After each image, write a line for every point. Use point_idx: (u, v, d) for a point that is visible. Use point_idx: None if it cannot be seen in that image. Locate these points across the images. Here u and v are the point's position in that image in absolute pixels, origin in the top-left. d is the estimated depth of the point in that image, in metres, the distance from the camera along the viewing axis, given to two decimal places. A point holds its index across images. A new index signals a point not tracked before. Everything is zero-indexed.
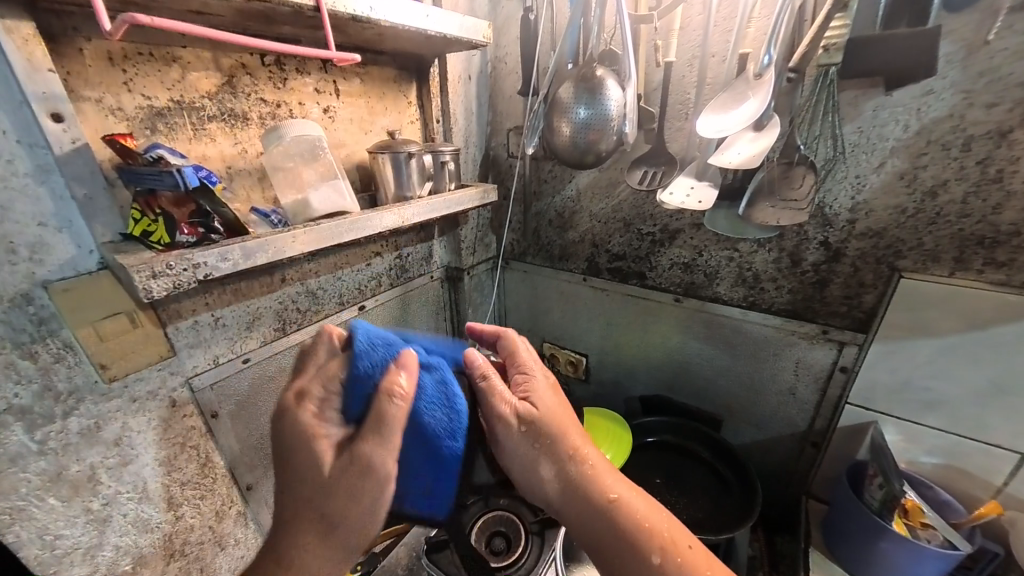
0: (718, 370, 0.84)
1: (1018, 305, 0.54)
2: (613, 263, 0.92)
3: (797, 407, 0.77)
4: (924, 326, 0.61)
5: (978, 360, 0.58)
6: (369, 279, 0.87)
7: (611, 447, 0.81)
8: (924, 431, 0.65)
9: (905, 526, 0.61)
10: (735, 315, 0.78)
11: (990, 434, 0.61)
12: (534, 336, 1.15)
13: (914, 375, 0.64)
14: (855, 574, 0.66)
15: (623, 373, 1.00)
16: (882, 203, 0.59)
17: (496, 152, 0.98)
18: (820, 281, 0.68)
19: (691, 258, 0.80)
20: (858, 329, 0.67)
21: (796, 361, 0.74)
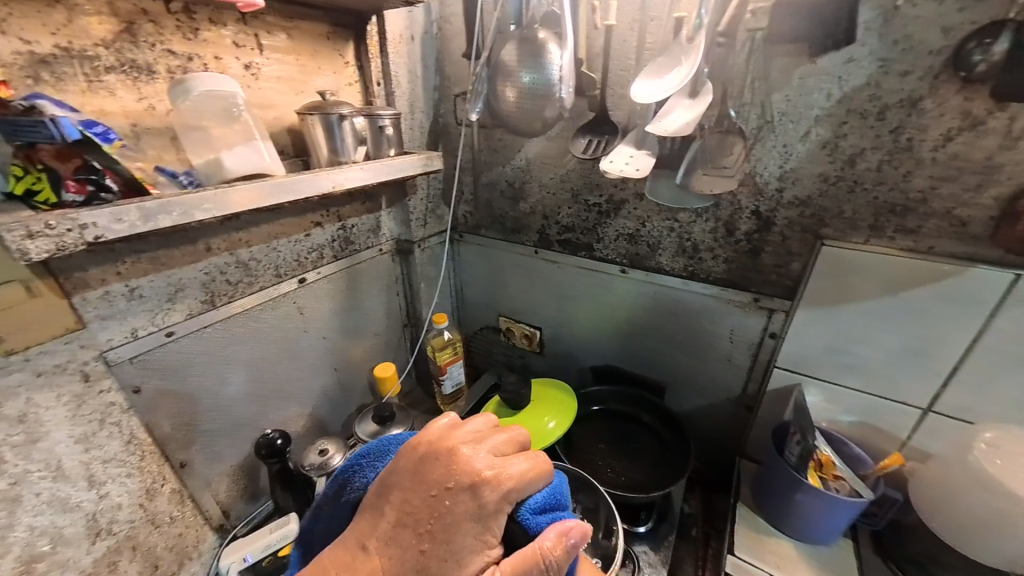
0: (661, 339, 0.87)
1: (924, 270, 0.56)
2: (562, 235, 0.91)
3: (732, 373, 0.80)
4: (844, 292, 0.63)
5: (890, 324, 0.61)
6: (309, 251, 0.84)
7: (557, 413, 0.82)
8: (843, 392, 0.69)
9: (819, 478, 0.65)
10: (676, 285, 0.80)
11: (899, 393, 0.64)
12: (491, 310, 1.15)
13: (833, 340, 0.67)
14: (777, 526, 0.70)
15: (577, 345, 1.02)
16: (807, 171, 0.61)
17: (445, 119, 0.94)
18: (752, 250, 0.69)
19: (635, 229, 0.81)
20: (786, 297, 0.69)
21: (732, 329, 0.77)
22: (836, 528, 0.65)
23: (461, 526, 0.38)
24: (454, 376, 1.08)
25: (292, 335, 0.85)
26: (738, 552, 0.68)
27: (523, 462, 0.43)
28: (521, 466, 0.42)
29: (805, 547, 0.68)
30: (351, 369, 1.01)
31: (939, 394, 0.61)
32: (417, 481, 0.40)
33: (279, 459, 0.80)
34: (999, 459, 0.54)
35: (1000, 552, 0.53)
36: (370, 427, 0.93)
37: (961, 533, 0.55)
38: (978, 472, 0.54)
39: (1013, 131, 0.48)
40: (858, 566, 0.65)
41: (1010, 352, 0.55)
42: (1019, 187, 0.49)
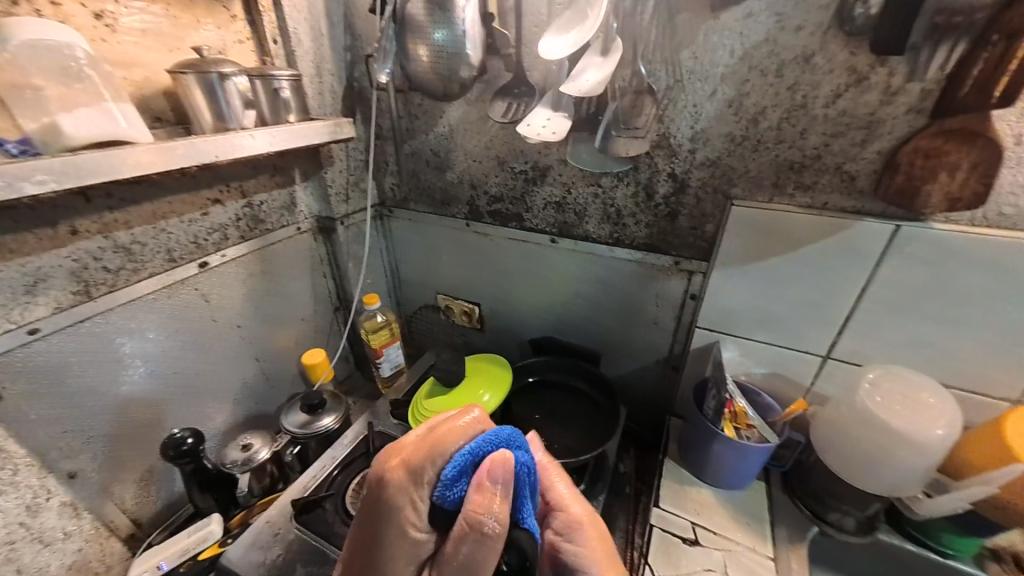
0: (593, 307, 0.87)
1: (820, 226, 0.59)
2: (491, 206, 0.88)
3: (660, 336, 0.82)
4: (752, 250, 0.65)
5: (793, 279, 0.64)
6: (210, 231, 0.76)
7: (493, 388, 0.80)
8: (757, 347, 0.73)
9: (732, 428, 0.68)
10: (603, 252, 0.79)
11: (803, 344, 0.68)
12: (427, 288, 1.11)
13: (746, 298, 0.69)
14: (699, 476, 0.73)
15: (515, 318, 1.01)
16: (715, 131, 0.61)
17: (361, 84, 0.87)
18: (671, 213, 0.70)
19: (561, 196, 0.79)
20: (703, 259, 0.71)
21: (657, 293, 0.78)
22: (749, 472, 0.70)
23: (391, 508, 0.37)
24: (391, 358, 1.03)
25: (198, 325, 0.77)
26: (663, 504, 0.70)
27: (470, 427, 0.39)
28: (468, 421, 0.39)
29: (723, 492, 0.72)
30: (277, 358, 0.95)
31: (837, 342, 0.65)
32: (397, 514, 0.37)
33: (191, 459, 0.74)
34: (880, 397, 0.56)
35: (877, 479, 0.58)
36: (299, 417, 0.87)
37: (847, 466, 0.59)
38: (863, 412, 0.56)
39: (891, 86, 0.49)
40: (768, 507, 0.70)
41: (893, 299, 0.59)
42: (898, 140, 0.51)
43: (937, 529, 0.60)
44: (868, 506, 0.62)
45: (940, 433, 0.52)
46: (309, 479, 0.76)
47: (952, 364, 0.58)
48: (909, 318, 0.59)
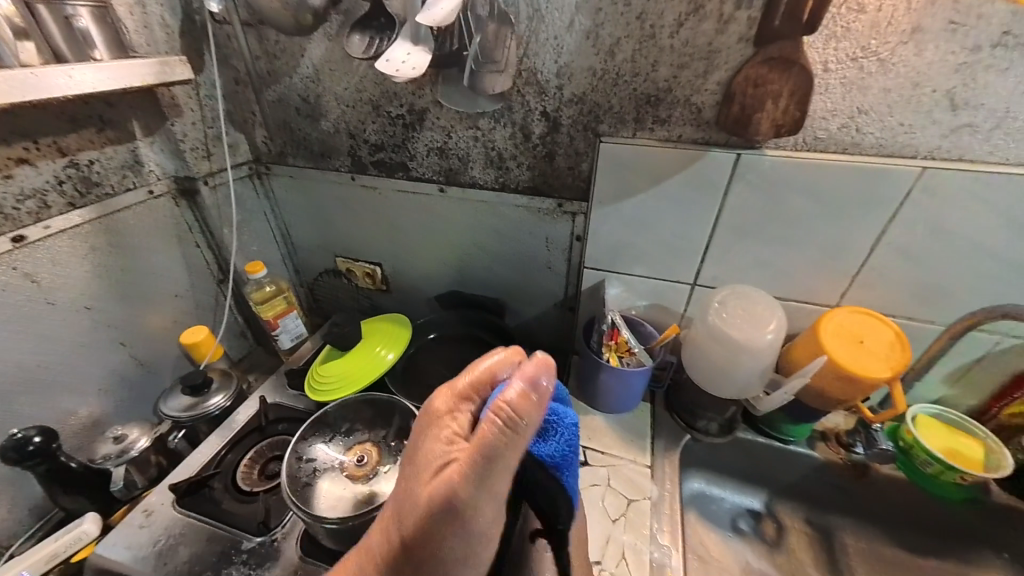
0: (491, 257, 0.87)
1: (676, 158, 0.62)
2: (374, 156, 0.83)
3: (555, 280, 0.84)
4: (623, 188, 0.67)
5: (660, 212, 0.68)
6: (19, 197, 0.64)
7: (389, 342, 0.79)
8: (638, 281, 0.77)
9: (617, 357, 0.73)
10: (491, 199, 0.78)
11: (674, 274, 0.74)
12: (324, 252, 1.04)
13: (623, 235, 0.72)
14: (592, 405, 0.78)
15: (418, 276, 0.98)
16: (578, 65, 0.60)
17: (202, 16, 0.75)
18: (548, 154, 0.70)
19: (443, 142, 0.76)
20: (582, 199, 0.72)
21: (547, 237, 0.79)
22: (633, 395, 0.76)
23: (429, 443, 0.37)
24: (289, 328, 0.98)
25: (27, 308, 0.67)
26: None
27: (496, 362, 0.39)
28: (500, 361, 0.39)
29: (613, 417, 0.78)
30: (149, 340, 0.85)
31: (700, 269, 0.71)
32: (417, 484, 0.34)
33: (45, 460, 0.65)
34: (726, 313, 0.62)
35: (729, 385, 0.65)
36: (183, 402, 0.79)
37: (706, 377, 0.66)
38: (713, 329, 0.62)
39: (724, 15, 0.51)
40: (650, 423, 0.77)
41: (741, 225, 0.64)
42: (733, 70, 0.54)
43: (778, 421, 0.70)
44: (726, 410, 0.71)
45: (768, 337, 0.59)
46: (193, 460, 0.72)
47: (788, 279, 0.66)
48: (754, 241, 0.65)
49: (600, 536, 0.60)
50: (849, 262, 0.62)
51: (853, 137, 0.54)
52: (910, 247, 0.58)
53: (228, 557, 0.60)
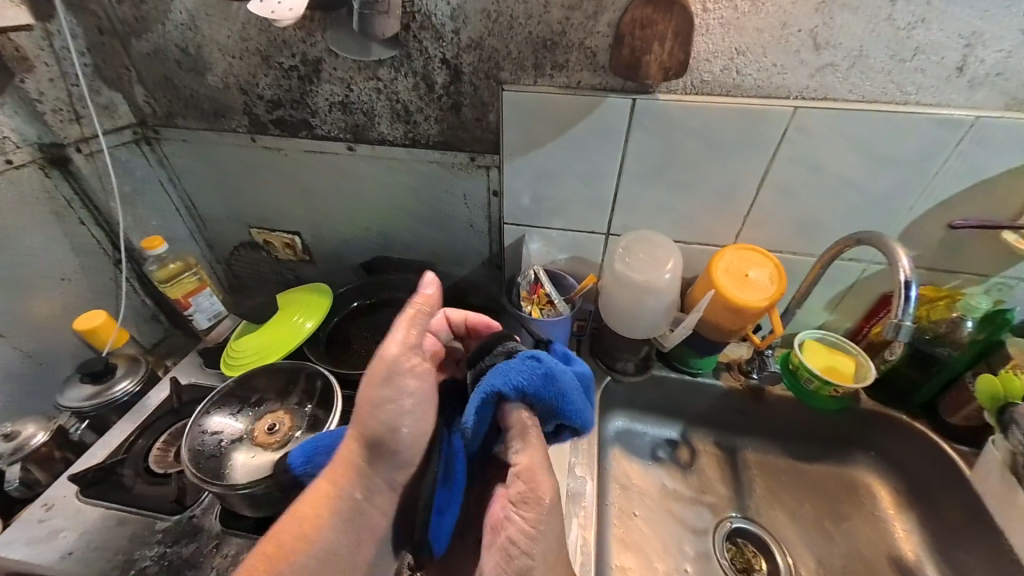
0: (412, 219, 0.84)
1: (578, 105, 0.62)
2: (273, 114, 0.77)
3: (478, 238, 0.84)
4: (531, 138, 0.67)
5: (569, 162, 0.68)
6: None
7: (306, 310, 0.77)
8: (557, 234, 0.78)
9: (537, 310, 0.75)
10: (402, 156, 0.75)
11: (589, 225, 0.75)
12: (236, 224, 0.97)
13: (538, 187, 0.72)
14: None
15: (340, 243, 0.94)
16: (471, 7, 0.58)
17: None
18: (454, 105, 0.68)
19: (344, 95, 0.71)
20: (494, 152, 0.71)
21: (464, 194, 0.78)
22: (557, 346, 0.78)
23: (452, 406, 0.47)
24: (204, 306, 0.91)
25: None
26: None
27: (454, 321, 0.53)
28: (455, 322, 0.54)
29: None
30: (32, 329, 0.77)
31: (613, 218, 0.73)
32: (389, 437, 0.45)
33: None
34: (629, 258, 0.65)
35: (640, 327, 0.69)
36: (84, 391, 0.73)
37: (619, 322, 0.70)
38: (619, 274, 0.65)
39: None
40: None
41: (643, 171, 0.66)
42: (620, 11, 0.54)
43: (686, 355, 0.75)
44: (640, 350, 0.75)
45: (667, 276, 0.63)
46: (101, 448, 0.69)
47: (689, 223, 0.70)
48: (657, 187, 0.67)
49: None
50: (741, 202, 0.66)
51: (734, 79, 0.56)
52: (788, 185, 0.63)
53: (141, 540, 0.58)
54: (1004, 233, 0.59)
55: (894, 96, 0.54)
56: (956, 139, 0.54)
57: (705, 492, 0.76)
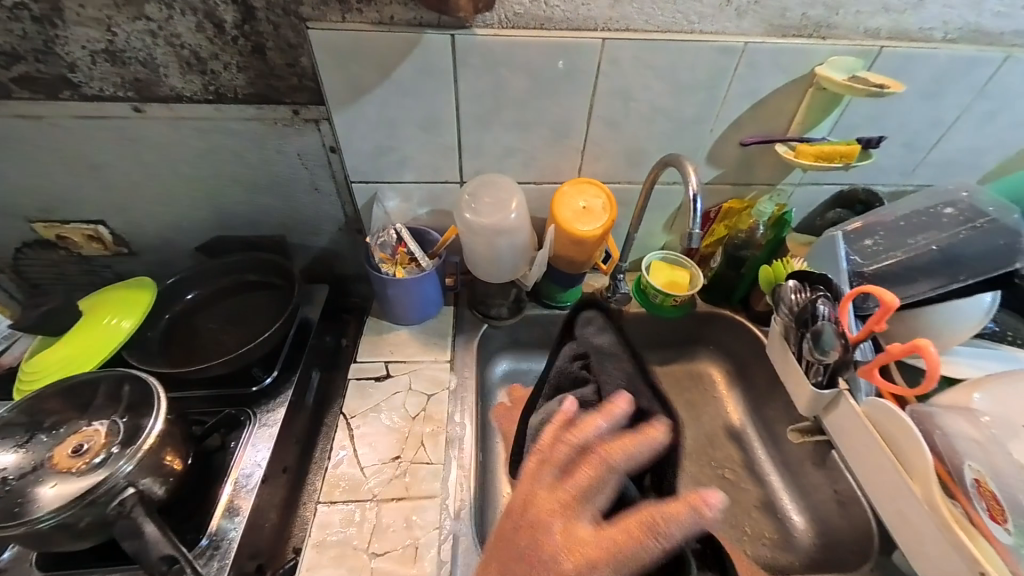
0: (245, 188, 0.74)
1: (396, 42, 0.57)
2: (11, 68, 0.60)
3: (328, 203, 0.77)
4: (356, 83, 0.61)
5: (404, 108, 0.64)
6: None
7: (122, 309, 0.64)
8: (411, 188, 0.74)
9: (402, 270, 0.73)
10: (208, 114, 0.65)
11: (440, 174, 0.73)
12: (4, 220, 0.76)
13: (378, 137, 0.67)
14: (396, 321, 0.76)
15: (161, 227, 0.79)
16: None
17: None
18: (256, 49, 0.59)
19: (107, 41, 0.58)
20: (319, 103, 0.64)
21: (298, 154, 0.70)
22: (430, 301, 0.76)
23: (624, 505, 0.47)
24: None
25: None
26: (361, 357, 0.72)
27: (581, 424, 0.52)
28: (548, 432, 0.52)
29: (419, 329, 0.77)
30: None
31: (463, 166, 0.72)
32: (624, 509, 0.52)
33: None
34: (476, 202, 0.65)
35: (504, 271, 0.71)
36: None
37: (483, 269, 0.71)
38: (470, 225, 0.65)
39: None
40: (452, 323, 0.79)
41: (480, 113, 0.65)
42: None
43: (553, 292, 0.80)
44: (509, 293, 0.78)
45: (513, 216, 0.65)
46: None
47: (535, 162, 0.72)
48: (498, 127, 0.67)
49: (401, 434, 0.62)
50: (576, 137, 0.69)
51: (545, 11, 0.57)
52: (613, 117, 0.67)
53: None
54: (777, 145, 0.69)
55: (684, 25, 0.59)
56: (735, 64, 0.62)
57: None
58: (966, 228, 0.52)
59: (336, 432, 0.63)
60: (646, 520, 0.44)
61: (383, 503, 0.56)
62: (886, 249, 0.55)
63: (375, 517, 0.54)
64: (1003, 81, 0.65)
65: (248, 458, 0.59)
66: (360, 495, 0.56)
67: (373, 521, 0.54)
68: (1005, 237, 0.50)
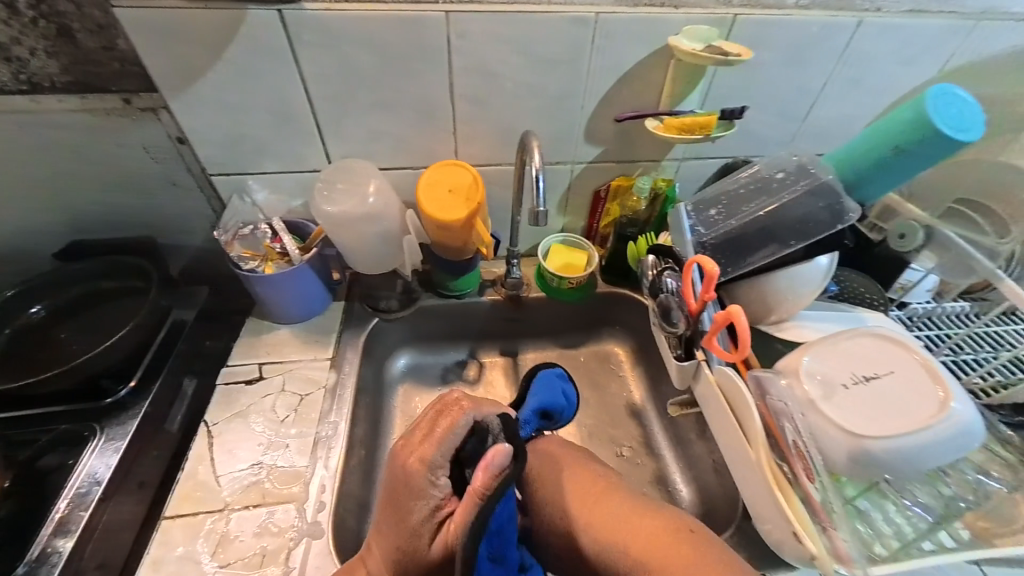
0: (94, 187, 0.69)
1: (219, 19, 0.53)
2: None
3: (192, 198, 0.72)
4: (186, 66, 0.57)
5: (248, 92, 0.60)
6: None
7: None
8: (278, 179, 0.70)
9: (272, 264, 0.69)
10: (26, 106, 0.59)
11: (306, 163, 0.68)
12: None
13: (227, 125, 0.63)
14: (278, 321, 0.73)
15: (9, 233, 0.73)
16: None
17: None
18: (62, 31, 0.56)
19: None
20: (151, 89, 0.60)
21: (143, 145, 0.65)
22: (309, 296, 0.72)
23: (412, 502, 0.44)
24: None
25: None
26: (234, 361, 0.68)
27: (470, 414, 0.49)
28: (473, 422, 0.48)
29: (302, 327, 0.74)
30: None
31: (329, 153, 0.68)
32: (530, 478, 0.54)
33: None
34: (329, 189, 0.63)
35: (379, 260, 0.69)
36: None
37: (358, 261, 0.68)
38: (327, 215, 0.62)
39: None
40: (340, 319, 0.75)
41: (334, 95, 0.62)
42: None
43: (444, 280, 0.75)
44: (395, 283, 0.76)
45: (371, 200, 0.63)
46: None
47: (406, 146, 0.69)
48: (357, 110, 0.64)
49: (264, 439, 0.59)
50: (444, 117, 0.66)
51: None
52: (477, 94, 0.64)
53: None
54: (647, 119, 0.67)
55: None
56: (591, 35, 0.60)
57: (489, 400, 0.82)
58: (792, 195, 0.51)
59: (194, 443, 0.59)
60: (454, 403, 0.47)
61: (234, 510, 0.53)
62: (724, 217, 0.54)
63: (224, 527, 0.52)
64: (860, 46, 0.66)
65: (87, 474, 0.55)
66: (208, 505, 0.54)
67: (221, 530, 0.52)
68: (830, 197, 0.49)
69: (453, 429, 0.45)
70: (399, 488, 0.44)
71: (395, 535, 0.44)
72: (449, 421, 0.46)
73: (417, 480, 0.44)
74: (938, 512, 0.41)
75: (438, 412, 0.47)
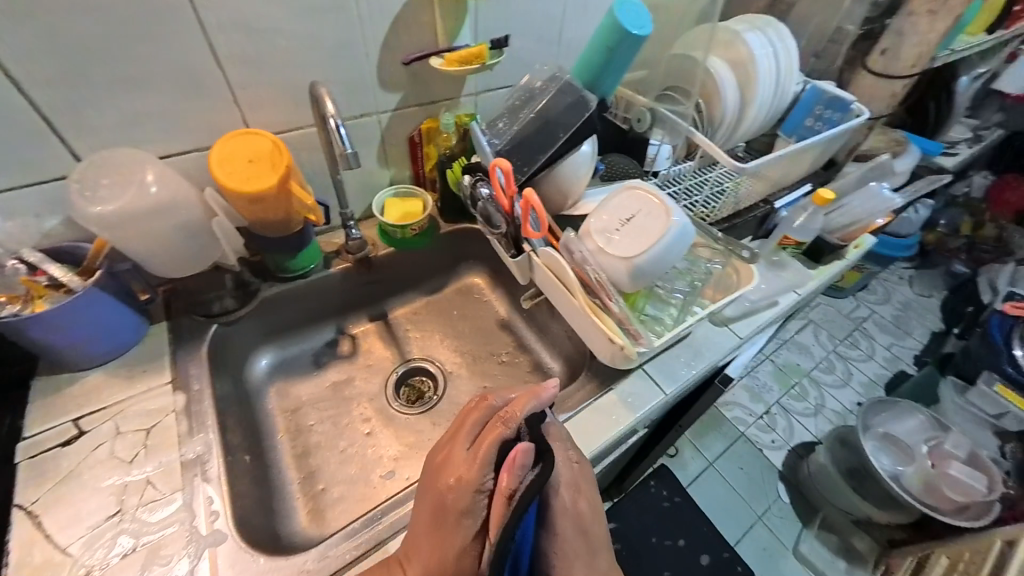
0: None
1: None
2: None
3: None
4: None
5: None
6: None
7: None
8: (7, 198, 0.55)
9: (43, 302, 0.56)
10: None
11: (45, 169, 0.56)
12: None
13: None
14: (80, 368, 0.60)
15: None
16: None
17: None
18: None
19: None
20: None
21: None
22: (115, 326, 0.61)
23: (446, 529, 0.41)
24: None
25: None
26: (31, 431, 0.55)
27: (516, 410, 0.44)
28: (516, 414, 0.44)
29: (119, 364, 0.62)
30: None
31: (73, 150, 0.56)
32: (575, 484, 0.52)
33: None
34: (92, 190, 0.53)
35: (189, 256, 0.62)
36: None
37: (161, 264, 0.61)
38: (94, 216, 0.53)
39: None
40: (168, 339, 0.65)
41: (51, 77, 0.51)
42: None
43: (281, 261, 0.72)
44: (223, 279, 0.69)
45: (153, 189, 0.55)
46: None
47: (179, 126, 0.61)
48: (94, 91, 0.54)
49: (113, 490, 0.51)
50: (215, 85, 0.60)
51: None
52: (245, 55, 0.60)
53: None
54: (431, 58, 0.71)
55: None
56: None
57: (373, 364, 0.81)
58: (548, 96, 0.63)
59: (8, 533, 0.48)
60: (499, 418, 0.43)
61: (103, 571, 0.47)
62: (508, 125, 0.65)
63: None
64: None
65: None
66: None
67: None
68: (574, 93, 0.62)
69: (496, 441, 0.41)
70: (438, 513, 0.42)
71: (436, 554, 0.40)
72: (494, 434, 0.42)
73: (462, 494, 0.41)
74: (687, 291, 0.63)
75: (489, 427, 0.43)
